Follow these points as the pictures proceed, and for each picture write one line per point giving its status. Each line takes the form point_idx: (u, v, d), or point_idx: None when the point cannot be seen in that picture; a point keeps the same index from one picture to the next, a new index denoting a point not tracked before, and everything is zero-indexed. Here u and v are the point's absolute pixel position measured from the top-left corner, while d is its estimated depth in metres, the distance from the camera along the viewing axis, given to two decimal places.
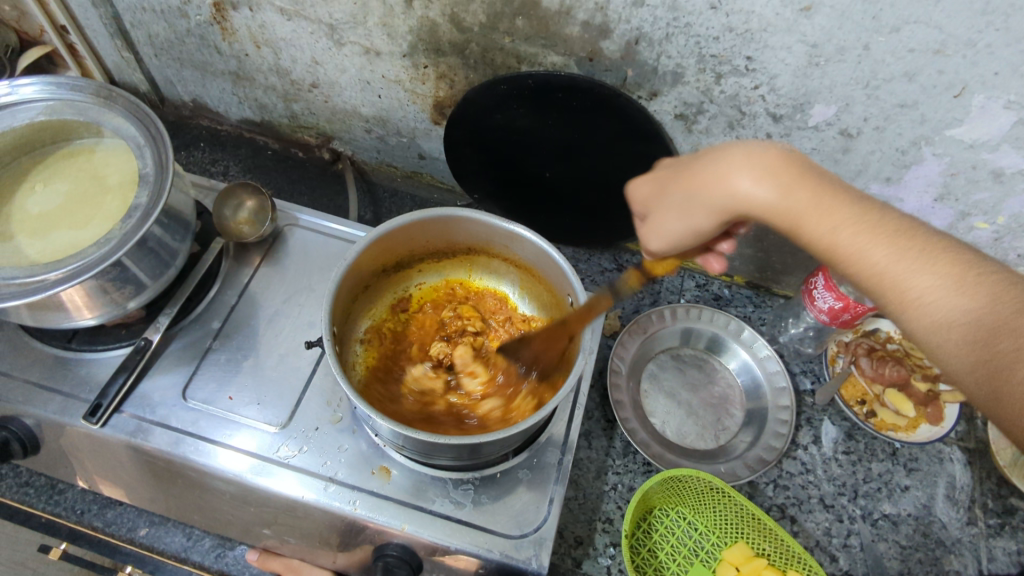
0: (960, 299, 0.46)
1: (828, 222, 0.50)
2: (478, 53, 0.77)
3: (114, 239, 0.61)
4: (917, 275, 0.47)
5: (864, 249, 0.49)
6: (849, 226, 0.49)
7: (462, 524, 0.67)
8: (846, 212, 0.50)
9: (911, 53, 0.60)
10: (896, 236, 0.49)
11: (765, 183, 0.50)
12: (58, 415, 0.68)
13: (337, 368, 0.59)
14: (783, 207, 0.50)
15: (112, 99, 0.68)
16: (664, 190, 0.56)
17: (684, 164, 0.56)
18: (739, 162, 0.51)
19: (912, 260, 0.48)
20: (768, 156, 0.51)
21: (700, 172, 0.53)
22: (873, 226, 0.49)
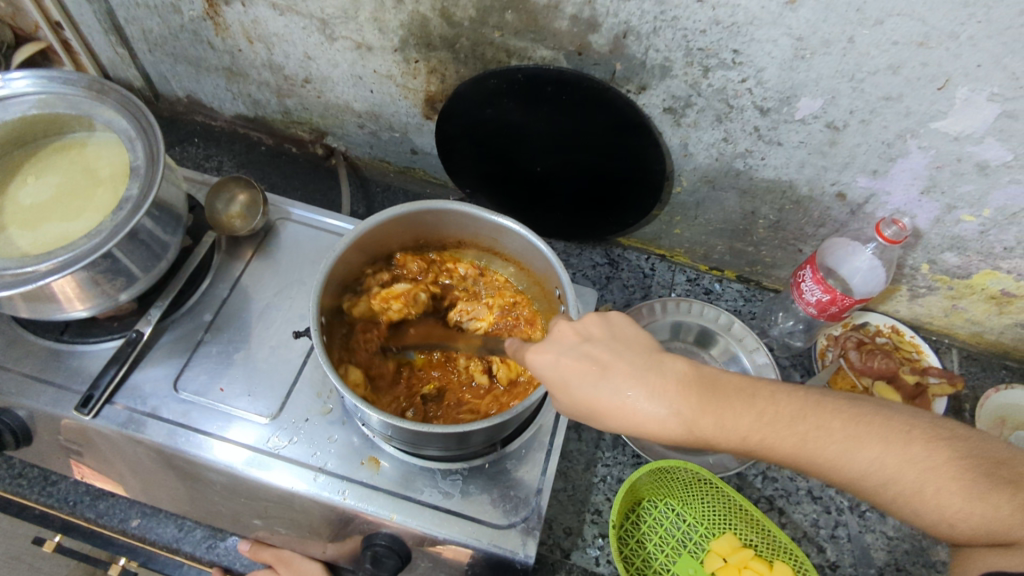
0: (888, 465, 0.51)
1: (687, 420, 0.53)
2: (468, 47, 0.77)
3: (105, 230, 0.61)
4: (835, 450, 0.52)
5: (795, 442, 0.53)
6: (701, 421, 0.53)
7: (450, 514, 0.67)
8: (677, 398, 0.53)
9: (895, 46, 0.60)
10: (751, 412, 0.54)
11: (657, 401, 0.53)
12: (50, 406, 0.69)
13: (325, 358, 0.59)
14: (674, 424, 0.53)
15: (104, 92, 0.69)
16: (567, 384, 0.54)
17: (579, 358, 0.54)
18: (627, 380, 0.54)
19: (840, 440, 0.52)
20: (623, 365, 0.54)
21: (602, 386, 0.54)
22: (719, 414, 0.53)
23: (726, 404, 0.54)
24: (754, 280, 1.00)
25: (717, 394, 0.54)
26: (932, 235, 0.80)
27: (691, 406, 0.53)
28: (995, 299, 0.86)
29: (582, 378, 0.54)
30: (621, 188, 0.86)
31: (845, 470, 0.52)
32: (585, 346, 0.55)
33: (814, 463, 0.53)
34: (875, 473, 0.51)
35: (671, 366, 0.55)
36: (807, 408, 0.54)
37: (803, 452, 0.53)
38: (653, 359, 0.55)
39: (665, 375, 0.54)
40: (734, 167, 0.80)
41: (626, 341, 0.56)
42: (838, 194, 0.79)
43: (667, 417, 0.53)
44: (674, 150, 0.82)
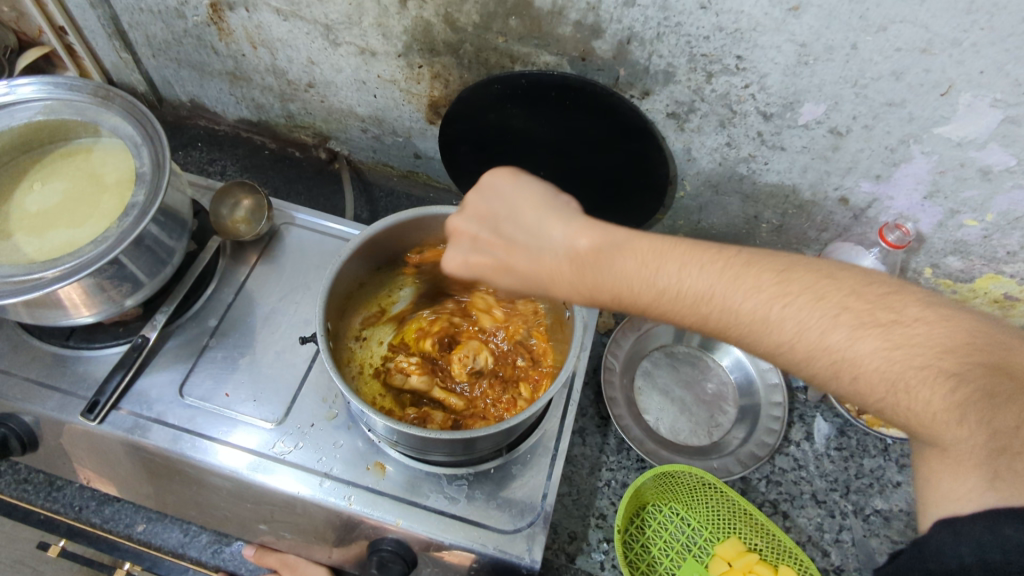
0: (877, 352, 0.44)
1: (607, 249, 0.54)
2: (472, 53, 0.78)
3: (112, 236, 0.62)
4: (810, 328, 0.46)
5: (750, 316, 0.48)
6: (611, 263, 0.54)
7: (456, 519, 0.67)
8: (640, 260, 0.53)
9: (898, 52, 0.61)
10: (683, 260, 0.52)
11: (559, 231, 0.56)
12: (56, 411, 0.69)
13: (331, 365, 0.59)
14: (648, 282, 0.52)
15: (109, 98, 0.69)
16: (477, 248, 0.58)
17: (480, 253, 0.58)
18: (557, 223, 0.56)
19: (774, 309, 0.48)
20: (557, 210, 0.57)
21: (518, 229, 0.57)
22: (635, 261, 0.53)
23: (688, 256, 0.52)
24: None
25: (704, 251, 0.52)
26: (935, 240, 0.80)
27: (568, 269, 0.55)
28: (998, 303, 0.86)
29: (527, 212, 0.57)
30: (625, 192, 0.86)
31: (822, 345, 0.46)
32: (501, 224, 0.58)
33: (774, 339, 0.48)
34: (846, 351, 0.45)
35: (640, 245, 0.54)
36: (773, 275, 0.49)
37: (758, 318, 0.48)
38: (537, 214, 0.57)
39: (591, 219, 0.57)
40: (737, 172, 0.81)
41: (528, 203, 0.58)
42: (841, 199, 0.79)
43: (566, 250, 0.55)
44: (678, 155, 0.82)
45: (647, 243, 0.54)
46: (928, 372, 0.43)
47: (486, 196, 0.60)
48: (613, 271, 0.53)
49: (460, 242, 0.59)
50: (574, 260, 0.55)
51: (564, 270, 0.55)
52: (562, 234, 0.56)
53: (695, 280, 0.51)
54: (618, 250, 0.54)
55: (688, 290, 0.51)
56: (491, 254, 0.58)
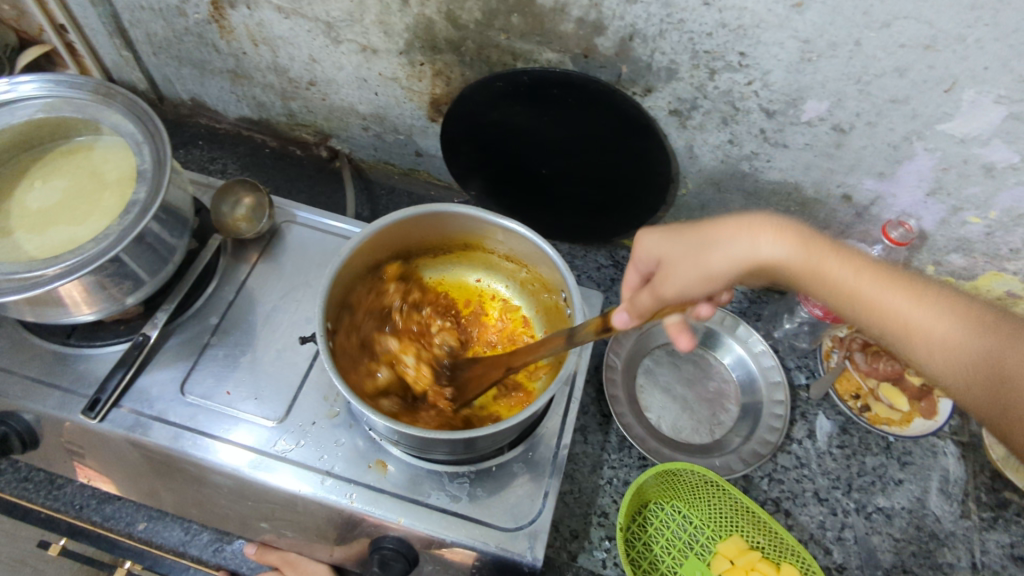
0: (956, 332, 0.53)
1: (809, 260, 0.54)
2: (474, 50, 0.77)
3: (113, 234, 0.61)
4: (912, 311, 0.53)
5: (875, 300, 0.54)
6: (832, 258, 0.54)
7: (458, 517, 0.67)
8: (844, 263, 0.54)
9: (902, 48, 0.60)
10: (880, 279, 0.54)
11: (660, 241, 0.60)
12: (56, 410, 0.69)
13: (331, 363, 0.59)
14: (795, 268, 0.54)
15: (110, 96, 0.69)
16: (686, 252, 0.57)
17: (677, 232, 0.59)
18: (740, 231, 0.55)
19: (906, 296, 0.54)
20: (725, 228, 0.56)
21: (705, 242, 0.56)
22: (851, 261, 0.55)
23: (884, 280, 0.54)
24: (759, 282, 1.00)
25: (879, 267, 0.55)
26: (938, 237, 0.80)
27: (798, 248, 0.54)
28: (1001, 300, 0.86)
29: (695, 242, 0.57)
30: (627, 190, 0.86)
31: (904, 322, 0.54)
32: (680, 221, 0.59)
33: (898, 321, 0.54)
34: (937, 331, 0.53)
35: (771, 220, 0.55)
36: (902, 273, 0.55)
37: (910, 326, 0.53)
38: (735, 217, 0.56)
39: (792, 224, 0.55)
40: (739, 170, 0.80)
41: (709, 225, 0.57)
42: (843, 196, 0.79)
43: (783, 253, 0.54)
44: (680, 153, 0.82)
45: (860, 260, 0.55)
46: (975, 330, 0.52)
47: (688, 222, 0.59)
48: (723, 239, 0.55)
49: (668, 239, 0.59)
50: (765, 262, 0.54)
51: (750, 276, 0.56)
52: (745, 239, 0.55)
53: (874, 279, 0.54)
54: (816, 247, 0.54)
55: (827, 282, 0.54)
56: (702, 269, 0.56)
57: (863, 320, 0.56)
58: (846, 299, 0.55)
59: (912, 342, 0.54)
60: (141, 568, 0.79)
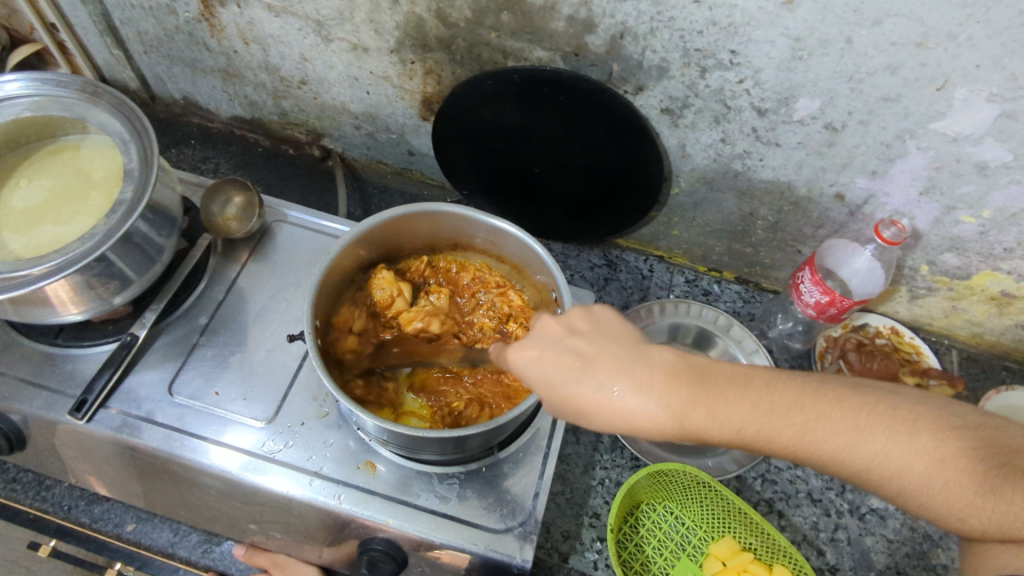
0: (914, 457, 0.48)
1: (677, 417, 0.50)
2: (464, 48, 0.77)
3: (99, 234, 0.61)
4: (866, 447, 0.49)
5: (810, 441, 0.50)
6: (711, 416, 0.50)
7: (448, 519, 0.67)
8: (738, 407, 0.50)
9: (893, 46, 0.60)
10: (768, 408, 0.50)
11: (536, 366, 0.53)
12: (44, 410, 0.68)
13: (318, 361, 0.59)
14: (665, 420, 0.50)
15: (98, 95, 0.68)
16: (549, 381, 0.52)
17: (562, 352, 0.53)
18: (612, 375, 0.51)
19: (846, 430, 0.49)
20: (606, 358, 0.52)
21: (582, 382, 0.51)
22: (736, 402, 0.50)
23: (802, 412, 0.50)
24: (753, 282, 0.99)
25: (710, 382, 0.51)
26: (931, 237, 0.79)
27: (678, 396, 0.50)
28: (995, 300, 0.85)
29: (566, 376, 0.52)
30: (620, 189, 0.86)
31: (845, 455, 0.49)
32: (572, 341, 0.53)
33: (840, 460, 0.49)
34: (896, 461, 0.48)
35: (647, 368, 0.52)
36: (834, 399, 0.50)
37: (844, 455, 0.49)
38: (628, 362, 0.52)
39: (654, 368, 0.51)
40: (732, 168, 0.80)
41: (608, 331, 0.54)
42: (836, 195, 0.78)
43: (653, 412, 0.50)
44: (673, 152, 0.81)
45: (735, 398, 0.51)
46: (944, 460, 0.47)
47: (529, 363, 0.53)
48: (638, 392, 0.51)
49: (544, 361, 0.53)
50: (663, 420, 0.50)
51: (656, 426, 0.50)
52: (596, 379, 0.51)
53: (815, 424, 0.50)
54: (699, 392, 0.51)
55: (773, 448, 0.51)
56: (569, 404, 0.52)
57: (819, 465, 0.51)
58: (792, 452, 0.50)
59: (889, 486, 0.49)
60: (131, 569, 0.79)
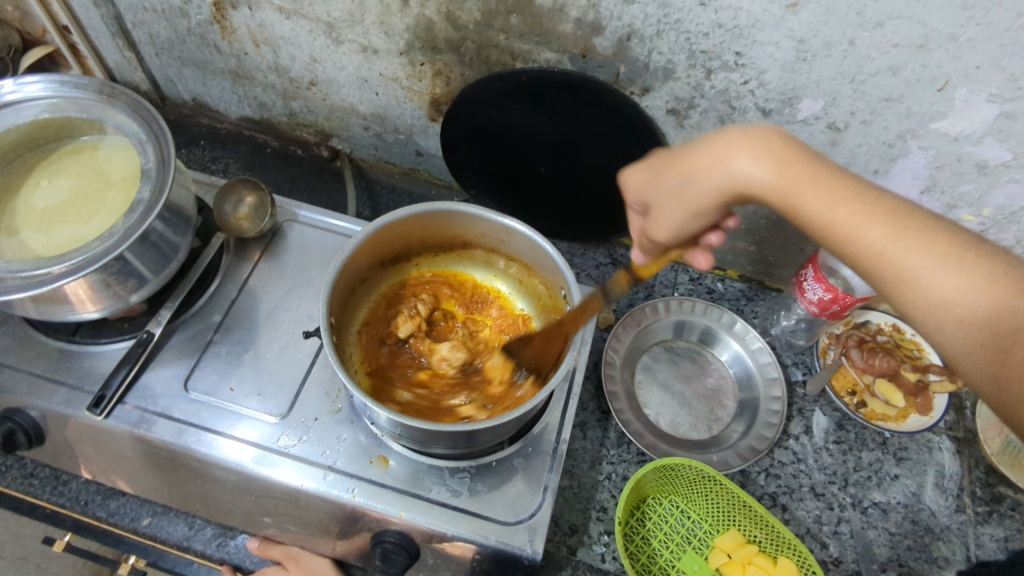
0: (974, 285, 0.45)
1: (785, 188, 0.49)
2: (473, 50, 0.78)
3: (118, 232, 0.62)
4: (913, 256, 0.47)
5: (877, 255, 0.48)
6: (806, 193, 0.49)
7: (459, 511, 0.68)
8: (824, 191, 0.49)
9: (895, 48, 0.61)
10: (877, 213, 0.48)
11: (642, 172, 0.57)
12: (62, 406, 0.70)
13: (334, 360, 0.60)
14: (827, 215, 0.49)
15: (114, 96, 0.69)
16: (648, 180, 0.56)
17: (647, 164, 0.56)
18: (727, 144, 0.51)
19: (923, 252, 0.46)
20: (688, 155, 0.52)
21: (689, 156, 0.52)
22: (878, 214, 0.48)
23: (890, 220, 0.48)
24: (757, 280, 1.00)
25: (846, 189, 0.49)
26: None
27: (767, 172, 0.50)
28: None
29: (670, 168, 0.54)
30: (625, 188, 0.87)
31: (935, 294, 0.46)
32: (678, 151, 0.54)
33: (890, 270, 0.48)
34: (935, 285, 0.46)
35: (809, 164, 0.49)
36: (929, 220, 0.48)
37: (905, 268, 0.47)
38: (708, 136, 0.52)
39: (773, 145, 0.50)
40: None
41: (683, 156, 0.53)
42: None
43: (777, 182, 0.49)
44: None
45: (846, 200, 0.49)
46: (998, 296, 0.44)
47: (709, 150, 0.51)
48: (799, 186, 0.49)
49: (646, 167, 0.57)
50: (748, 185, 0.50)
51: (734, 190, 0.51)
52: (714, 155, 0.51)
53: (916, 255, 0.46)
54: (800, 177, 0.49)
55: (858, 245, 0.48)
56: (668, 171, 0.53)
57: (920, 315, 0.47)
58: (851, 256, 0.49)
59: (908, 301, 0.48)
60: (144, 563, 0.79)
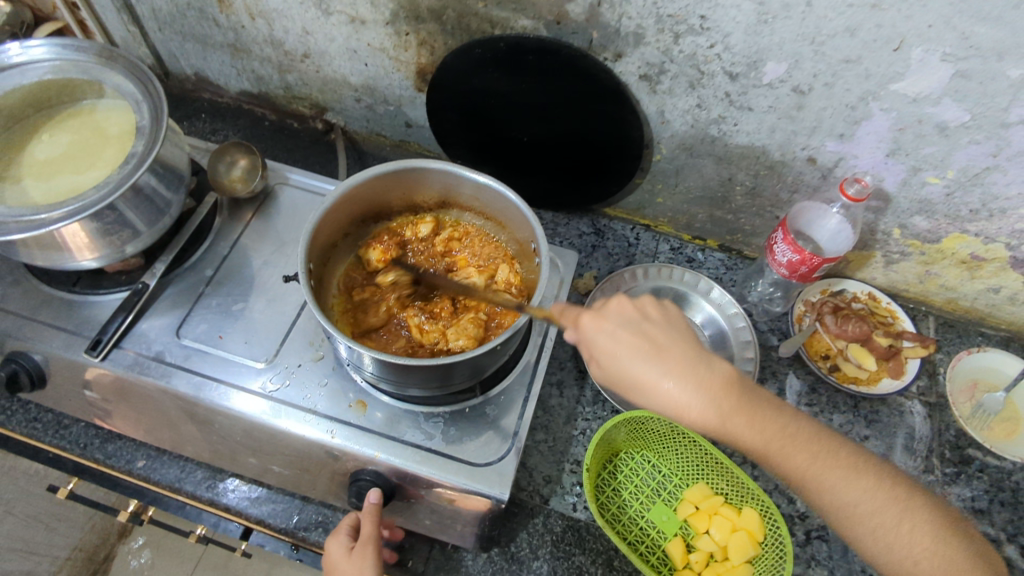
0: (878, 503, 0.59)
1: (724, 425, 0.59)
2: (455, 19, 0.82)
3: (112, 182, 0.66)
4: (834, 479, 0.60)
5: (805, 473, 0.60)
6: (740, 423, 0.59)
7: (431, 453, 0.72)
8: (765, 428, 0.60)
9: (850, 8, 0.64)
10: (803, 450, 0.61)
11: (603, 335, 0.60)
12: (62, 349, 0.74)
13: (310, 294, 0.63)
14: (757, 434, 0.60)
15: (114, 59, 0.74)
16: (614, 352, 0.59)
17: (635, 333, 0.60)
18: (669, 369, 0.59)
19: (839, 475, 0.60)
20: (669, 352, 0.59)
21: (639, 372, 0.58)
22: (800, 444, 0.61)
23: (810, 447, 0.61)
24: (736, 250, 1.03)
25: (772, 418, 0.61)
26: (900, 199, 0.83)
27: (720, 397, 0.59)
28: (967, 263, 0.88)
29: (628, 351, 0.59)
30: (604, 156, 0.91)
31: (852, 516, 0.60)
32: (643, 325, 0.61)
33: (817, 483, 0.60)
34: (839, 496, 0.60)
35: (750, 407, 0.60)
36: (826, 438, 0.62)
37: (832, 498, 0.60)
38: (676, 351, 0.60)
39: (709, 373, 0.59)
40: (709, 134, 0.84)
41: (646, 337, 0.60)
42: (809, 158, 0.82)
43: (707, 407, 0.58)
44: (652, 118, 0.85)
45: (778, 428, 0.61)
46: (925, 534, 0.58)
47: (654, 330, 0.61)
48: (745, 421, 0.59)
49: (607, 335, 0.60)
50: (710, 411, 0.58)
51: (688, 411, 0.58)
52: (677, 381, 0.58)
53: (835, 488, 0.60)
54: (744, 413, 0.60)
55: (786, 471, 0.61)
56: (623, 365, 0.59)
57: (826, 517, 0.61)
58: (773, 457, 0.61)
59: (835, 514, 0.60)
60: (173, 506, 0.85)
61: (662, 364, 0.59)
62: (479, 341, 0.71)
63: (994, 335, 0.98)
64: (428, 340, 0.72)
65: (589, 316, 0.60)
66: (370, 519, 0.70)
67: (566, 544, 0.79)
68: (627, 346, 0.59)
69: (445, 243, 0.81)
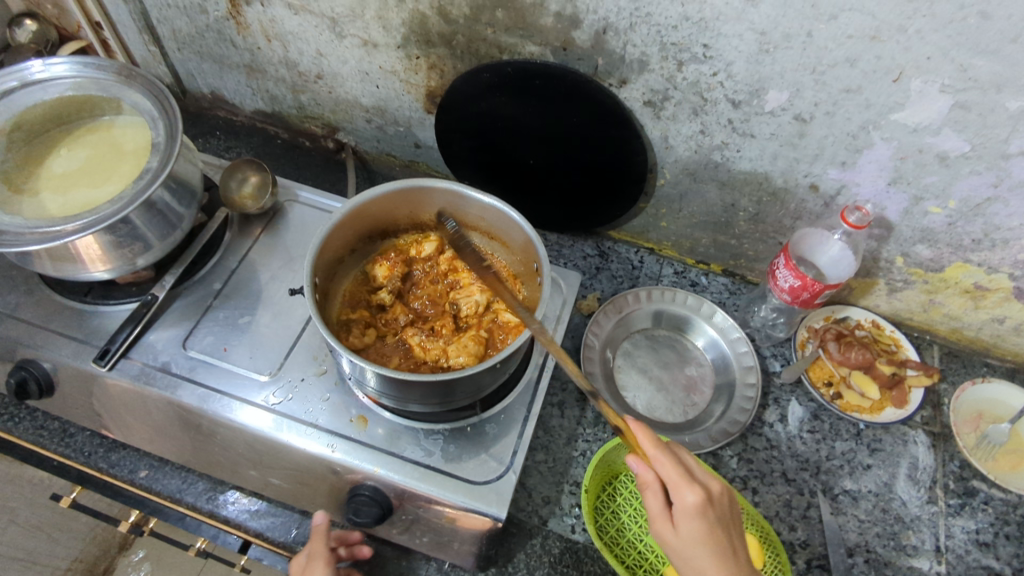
0: None
1: None
2: (464, 44, 0.84)
3: (126, 196, 0.68)
4: None
5: None
6: None
7: (430, 469, 0.72)
8: None
9: (850, 39, 0.65)
10: None
11: (681, 489, 0.60)
12: (71, 358, 0.76)
13: (314, 308, 0.64)
14: None
15: (133, 78, 0.76)
16: (681, 500, 0.60)
17: (713, 507, 0.60)
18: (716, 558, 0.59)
19: None
20: (729, 540, 0.61)
21: (687, 533, 0.60)
22: None
23: None
24: (739, 274, 1.03)
25: None
26: (903, 228, 0.83)
27: None
28: (970, 293, 0.88)
29: (696, 513, 0.59)
30: (609, 180, 0.92)
31: None
32: (722, 508, 0.62)
33: None
34: None
35: None
36: None
37: None
38: (735, 547, 0.61)
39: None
40: (712, 160, 0.85)
41: (715, 518, 0.60)
42: (811, 186, 0.83)
43: None
44: (656, 143, 0.86)
45: None
46: None
47: (721, 517, 0.61)
48: None
49: (679, 489, 0.60)
50: None
51: None
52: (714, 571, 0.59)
53: None
54: None
55: None
56: (678, 517, 0.60)
57: None
58: None
59: None
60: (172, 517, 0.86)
61: (724, 560, 0.59)
62: (479, 359, 0.72)
63: (1000, 365, 0.98)
64: (428, 357, 0.73)
65: (701, 501, 0.59)
66: (319, 539, 0.75)
67: (563, 566, 0.79)
68: (707, 531, 0.60)
69: (449, 262, 0.82)
